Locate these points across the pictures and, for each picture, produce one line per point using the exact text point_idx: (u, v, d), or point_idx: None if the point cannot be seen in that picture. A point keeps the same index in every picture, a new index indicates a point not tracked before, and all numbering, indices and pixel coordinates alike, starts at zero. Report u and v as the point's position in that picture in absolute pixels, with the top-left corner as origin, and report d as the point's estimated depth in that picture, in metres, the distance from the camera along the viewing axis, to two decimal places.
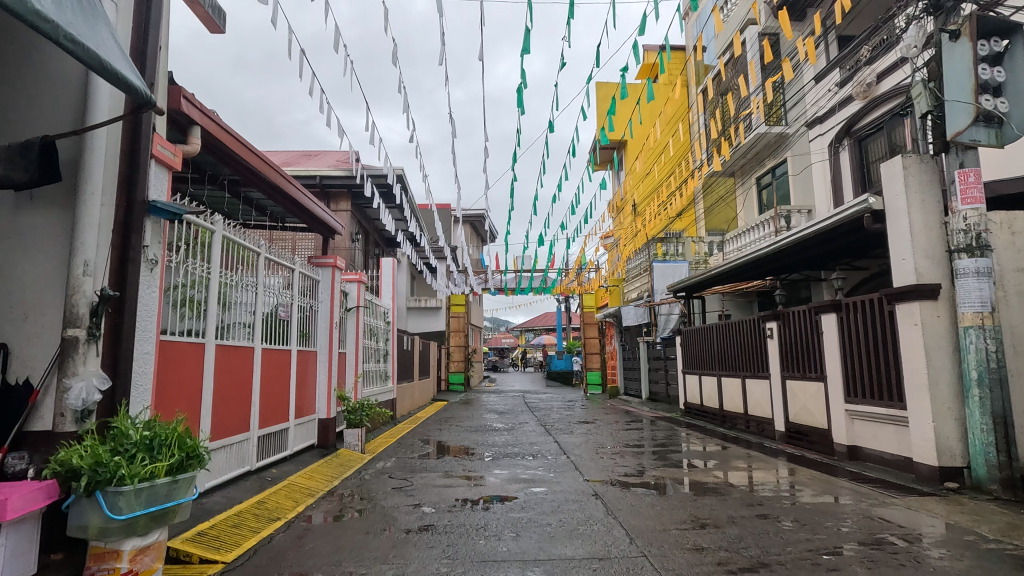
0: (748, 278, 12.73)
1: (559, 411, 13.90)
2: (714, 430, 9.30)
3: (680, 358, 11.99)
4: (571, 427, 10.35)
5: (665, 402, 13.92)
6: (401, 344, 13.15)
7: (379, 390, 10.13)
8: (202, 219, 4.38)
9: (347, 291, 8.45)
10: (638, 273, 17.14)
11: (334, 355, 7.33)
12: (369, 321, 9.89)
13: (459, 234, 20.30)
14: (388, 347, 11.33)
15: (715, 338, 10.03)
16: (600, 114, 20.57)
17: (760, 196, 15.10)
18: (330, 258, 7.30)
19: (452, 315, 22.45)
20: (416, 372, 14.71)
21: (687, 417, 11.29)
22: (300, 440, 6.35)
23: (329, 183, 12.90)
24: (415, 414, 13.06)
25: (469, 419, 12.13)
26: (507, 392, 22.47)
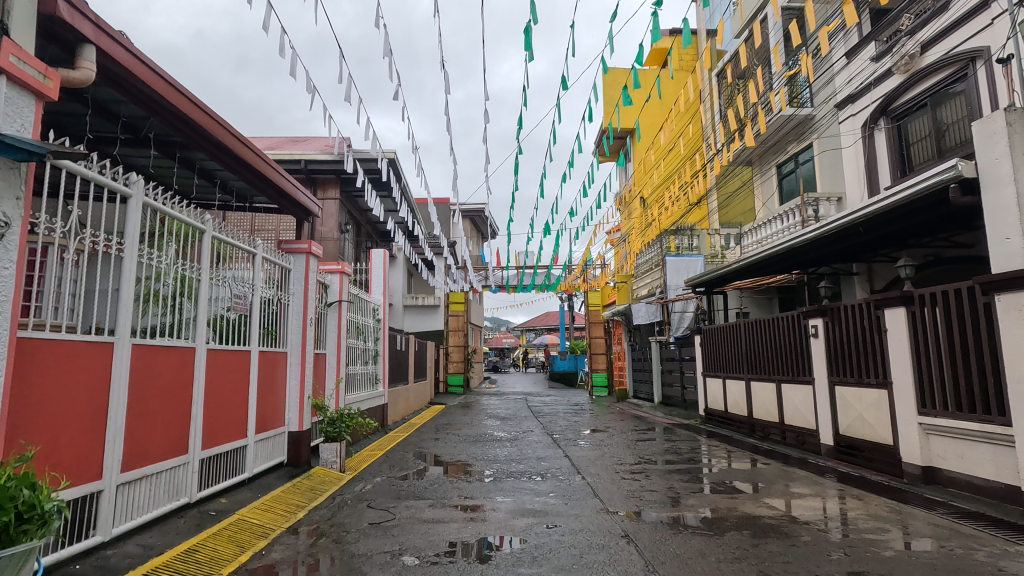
0: (772, 271, 11.69)
1: (566, 416, 12.89)
2: (743, 441, 8.27)
3: (698, 359, 10.93)
4: (580, 436, 9.33)
5: (680, 407, 12.90)
6: (394, 344, 12.12)
7: (367, 395, 9.10)
8: (103, 176, 3.27)
9: (328, 283, 7.40)
10: (649, 268, 16.08)
11: (308, 358, 6.27)
12: (355, 318, 8.84)
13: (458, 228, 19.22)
14: (379, 349, 10.28)
15: (743, 338, 8.97)
16: (608, 102, 19.52)
17: (782, 185, 14.10)
18: (304, 243, 6.25)
19: (450, 313, 21.43)
20: (410, 374, 13.66)
21: (708, 424, 10.26)
22: (262, 458, 5.31)
23: (315, 168, 11.84)
24: (410, 421, 12.04)
25: (468, 426, 11.11)
26: (508, 394, 21.40)
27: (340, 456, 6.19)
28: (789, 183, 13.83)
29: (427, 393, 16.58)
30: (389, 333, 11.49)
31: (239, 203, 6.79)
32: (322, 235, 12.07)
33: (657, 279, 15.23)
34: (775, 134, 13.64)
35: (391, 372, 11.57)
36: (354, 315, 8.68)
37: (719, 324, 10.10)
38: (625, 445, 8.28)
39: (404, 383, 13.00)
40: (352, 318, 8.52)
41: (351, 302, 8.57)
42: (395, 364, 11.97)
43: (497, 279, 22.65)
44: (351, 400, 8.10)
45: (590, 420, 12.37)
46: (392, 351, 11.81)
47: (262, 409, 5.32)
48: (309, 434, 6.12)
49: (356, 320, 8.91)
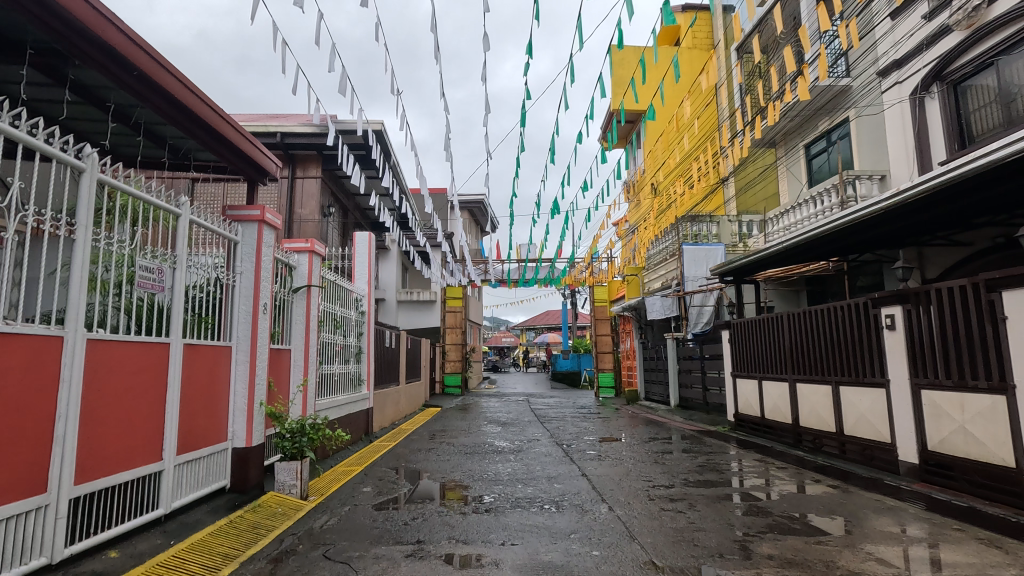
0: (806, 260, 10.42)
1: (574, 421, 11.64)
2: (790, 455, 6.99)
3: (725, 358, 9.67)
4: (594, 445, 8.05)
5: (700, 411, 11.65)
6: (383, 341, 10.84)
7: (346, 399, 7.82)
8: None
9: (292, 264, 6.11)
10: (662, 259, 14.81)
11: (262, 354, 4.99)
12: (330, 307, 7.54)
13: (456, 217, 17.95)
14: (362, 345, 9.00)
15: (786, 332, 7.72)
16: (617, 83, 18.26)
17: (810, 167, 12.87)
18: (256, 209, 4.96)
19: (447, 309, 20.15)
20: (401, 374, 12.39)
21: (738, 432, 8.98)
22: (190, 486, 4.03)
23: (293, 143, 10.55)
24: (399, 427, 10.73)
25: (466, 433, 9.83)
26: (508, 395, 20.13)
27: (301, 478, 4.89)
28: (820, 164, 12.53)
29: (421, 395, 15.30)
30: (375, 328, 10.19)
31: (179, 160, 5.52)
32: (301, 217, 10.79)
33: (673, 270, 13.94)
34: (804, 109, 12.42)
35: (378, 372, 10.28)
36: (329, 304, 7.38)
37: (753, 317, 8.81)
38: (651, 457, 7.00)
39: (394, 385, 11.71)
40: (324, 308, 7.20)
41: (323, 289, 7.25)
42: (382, 364, 10.67)
43: (496, 273, 21.33)
44: (324, 405, 6.81)
45: (601, 425, 11.13)
46: (380, 348, 10.52)
47: (192, 419, 4.06)
48: (260, 450, 4.83)
49: (332, 309, 7.62)
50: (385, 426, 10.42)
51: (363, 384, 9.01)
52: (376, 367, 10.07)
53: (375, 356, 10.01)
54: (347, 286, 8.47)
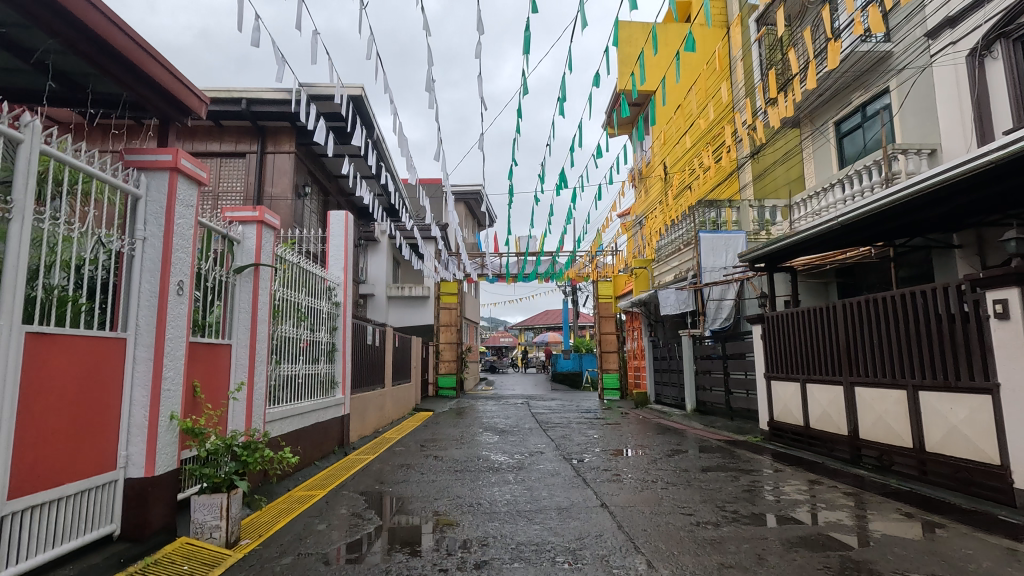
0: (847, 246, 9.13)
1: (581, 428, 10.38)
2: (850, 474, 5.73)
3: (757, 357, 8.39)
4: (609, 459, 6.79)
5: (722, 416, 10.39)
6: (364, 338, 9.56)
7: (312, 406, 6.54)
8: None
9: (233, 238, 4.82)
10: (676, 249, 13.55)
11: (173, 351, 3.67)
12: (290, 296, 6.24)
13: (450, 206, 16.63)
14: (335, 341, 7.75)
15: (841, 326, 6.44)
16: (624, 62, 17.01)
17: (841, 145, 11.61)
18: (167, 153, 3.71)
19: (441, 306, 18.89)
20: (387, 375, 11.11)
21: (775, 444, 7.72)
22: (39, 544, 2.76)
23: (259, 111, 9.12)
24: (383, 436, 9.45)
25: (458, 444, 8.57)
26: (507, 398, 18.87)
27: (227, 517, 3.62)
28: (852, 142, 11.28)
29: (412, 397, 14.04)
30: (355, 322, 8.91)
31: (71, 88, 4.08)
32: (271, 196, 9.50)
33: (688, 263, 12.71)
34: (836, 81, 11.17)
35: (358, 373, 9.01)
36: (286, 292, 6.08)
37: (793, 308, 7.55)
38: (681, 476, 5.74)
39: (378, 387, 10.43)
40: (280, 297, 5.91)
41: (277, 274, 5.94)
42: (364, 364, 9.40)
43: (494, 267, 20.05)
44: (278, 415, 5.52)
45: (611, 433, 9.86)
46: (361, 347, 9.25)
47: (47, 446, 2.80)
48: (170, 480, 3.55)
49: (292, 299, 6.32)
50: (366, 434, 9.13)
51: (336, 387, 7.74)
52: (355, 368, 8.79)
53: (354, 355, 8.74)
54: (316, 271, 7.16)
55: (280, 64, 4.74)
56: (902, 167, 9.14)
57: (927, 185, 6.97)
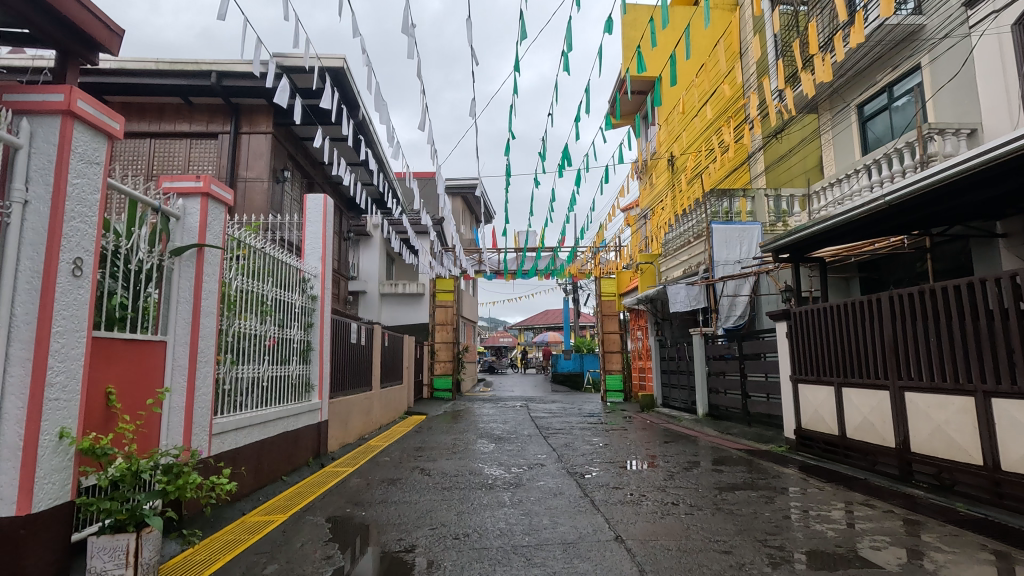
0: (878, 236, 8.26)
1: (585, 434, 9.56)
2: (903, 495, 4.91)
3: (781, 357, 7.55)
4: (619, 472, 5.98)
5: (738, 421, 9.59)
6: (348, 336, 8.73)
7: (277, 414, 5.70)
8: None
9: (170, 214, 3.98)
10: (684, 242, 12.70)
11: (64, 351, 2.80)
12: (247, 286, 5.42)
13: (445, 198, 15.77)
14: (309, 339, 6.93)
15: (887, 322, 5.60)
16: (627, 47, 16.17)
17: (864, 129, 10.78)
18: (59, 92, 2.84)
19: (437, 304, 18.07)
20: (375, 376, 10.28)
21: (803, 455, 6.88)
22: None
23: (230, 85, 8.28)
24: (368, 443, 8.63)
25: (450, 452, 7.75)
26: (505, 400, 18.04)
27: (135, 565, 2.80)
28: (877, 126, 10.45)
29: (404, 400, 13.20)
30: (335, 319, 8.08)
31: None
32: (245, 181, 8.66)
33: (697, 257, 11.90)
34: (859, 59, 10.34)
35: (340, 375, 8.19)
36: (240, 281, 5.25)
37: (824, 303, 6.72)
38: (704, 496, 4.93)
39: (365, 389, 9.59)
40: (234, 286, 5.07)
41: (226, 262, 5.11)
42: (347, 364, 8.56)
43: (492, 263, 19.21)
44: (231, 425, 4.69)
45: (619, 439, 9.05)
46: (344, 345, 8.43)
47: None
48: (58, 518, 2.72)
49: (250, 289, 5.49)
50: (349, 442, 8.30)
51: (311, 391, 6.93)
52: (336, 368, 7.97)
53: (335, 354, 7.92)
54: (284, 260, 6.30)
55: (225, 0, 3.94)
56: (939, 149, 8.33)
57: (948, 179, 6.14)
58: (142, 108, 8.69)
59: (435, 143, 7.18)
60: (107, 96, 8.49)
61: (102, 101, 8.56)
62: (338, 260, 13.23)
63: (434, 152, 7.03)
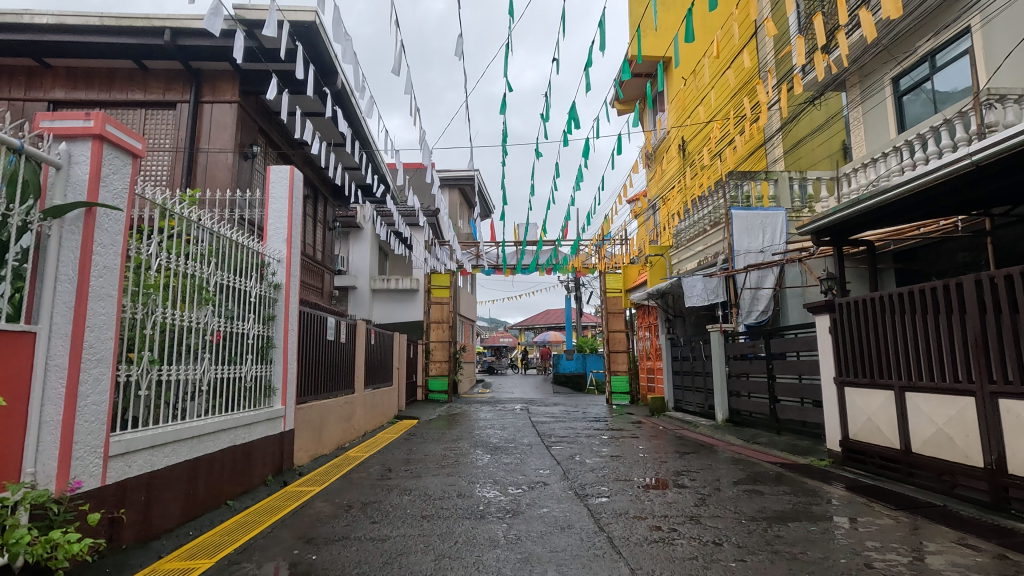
0: (932, 218, 7.14)
1: (592, 441, 8.54)
2: (1005, 530, 3.85)
3: (822, 356, 6.50)
4: (638, 494, 4.95)
5: (762, 429, 8.51)
6: (322, 332, 7.68)
7: (219, 425, 4.65)
8: None
9: (44, 161, 2.94)
10: (699, 231, 11.63)
11: None
12: (178, 268, 4.39)
13: (439, 186, 14.73)
14: (270, 334, 5.91)
15: (970, 312, 4.54)
16: (633, 25, 15.12)
17: (901, 105, 9.75)
18: None
19: (432, 301, 17.05)
20: (359, 377, 9.26)
21: (853, 471, 5.84)
22: None
23: (187, 45, 7.26)
24: (344, 455, 7.56)
25: (438, 464, 6.72)
26: (504, 403, 17.02)
27: None
28: (916, 100, 9.42)
29: (393, 404, 12.16)
30: (305, 312, 7.03)
31: None
32: (207, 156, 7.64)
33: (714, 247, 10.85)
34: (896, 25, 9.32)
35: (312, 377, 7.14)
36: (168, 260, 4.22)
37: (877, 293, 5.67)
38: (751, 532, 3.89)
39: (344, 393, 8.54)
40: (156, 265, 4.03)
41: (148, 236, 4.07)
42: (321, 364, 7.50)
43: (490, 258, 18.15)
44: (145, 440, 3.64)
45: (631, 448, 8.02)
46: (317, 343, 7.37)
47: None
48: None
49: (183, 272, 4.46)
50: (323, 453, 7.25)
51: (272, 396, 5.90)
52: (305, 368, 6.92)
53: (304, 351, 6.87)
54: (230, 237, 5.24)
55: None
56: (998, 119, 7.29)
57: (1013, 143, 5.04)
58: (90, 74, 7.65)
59: (417, 102, 6.14)
60: (48, 60, 7.47)
61: (43, 66, 7.54)
62: (321, 250, 12.21)
63: (414, 112, 5.98)
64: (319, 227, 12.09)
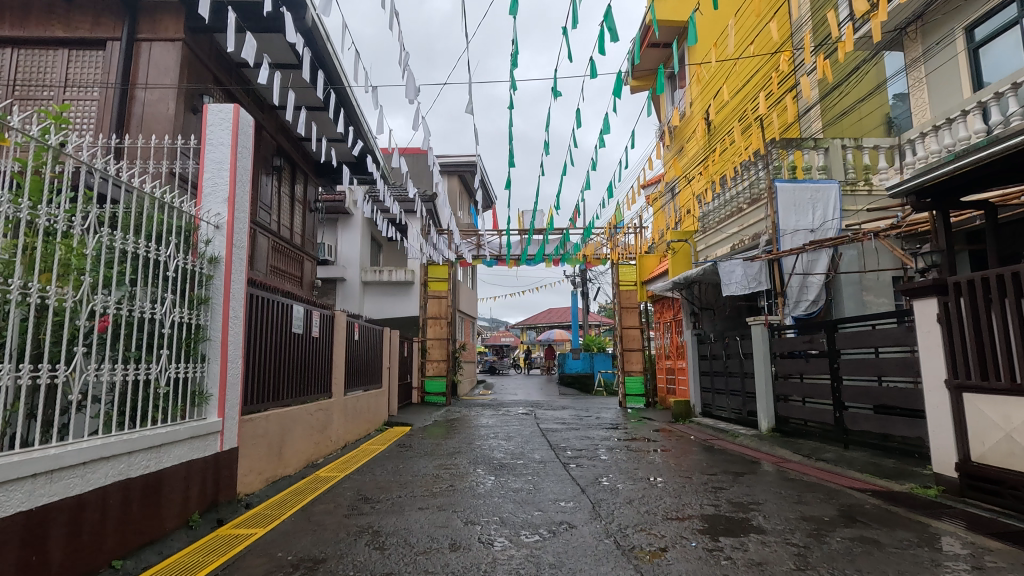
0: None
1: (617, 457, 7.07)
2: None
3: (925, 354, 5.01)
4: (707, 549, 3.47)
5: (824, 443, 7.02)
6: (285, 322, 6.18)
7: (99, 450, 3.16)
8: None
9: None
10: (733, 211, 10.11)
11: None
12: (19, 214, 2.89)
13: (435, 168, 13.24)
14: (203, 323, 4.41)
15: None
16: None
17: (980, 58, 8.24)
18: None
19: (429, 295, 15.57)
20: (337, 379, 7.80)
21: (980, 504, 4.37)
22: None
23: None
24: (312, 477, 6.06)
25: (427, 492, 5.22)
26: (507, 406, 15.54)
27: None
28: (1000, 51, 7.91)
29: (383, 409, 10.69)
30: (259, 294, 5.51)
31: None
32: (144, 106, 6.18)
33: (752, 228, 9.35)
34: None
35: (267, 378, 5.64)
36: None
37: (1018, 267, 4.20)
38: None
39: (314, 399, 7.04)
40: None
41: None
42: (281, 363, 6.00)
43: (493, 247, 16.64)
44: None
45: (668, 464, 6.53)
46: (275, 335, 5.88)
47: None
48: None
49: (35, 224, 2.97)
50: (283, 476, 5.75)
51: (205, 404, 4.39)
52: (256, 367, 5.41)
53: (253, 344, 5.36)
54: (134, 184, 3.75)
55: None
56: None
57: None
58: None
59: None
60: None
61: None
62: (300, 233, 10.74)
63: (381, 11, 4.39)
64: (298, 208, 10.63)
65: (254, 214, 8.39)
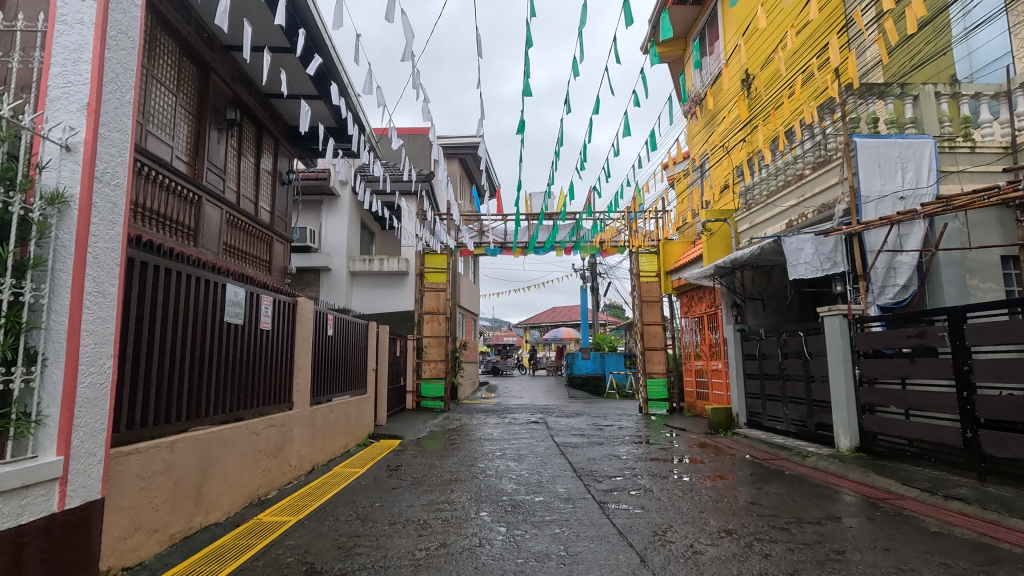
0: None
1: (668, 487, 5.34)
2: None
3: None
4: None
5: (942, 471, 5.29)
6: (210, 307, 4.44)
7: None
8: None
9: None
10: (790, 179, 8.29)
11: None
12: None
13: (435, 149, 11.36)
14: (29, 299, 2.67)
15: None
16: None
17: None
18: None
19: (426, 288, 13.82)
20: (299, 387, 6.05)
21: None
22: None
23: None
24: (251, 525, 4.34)
25: (409, 560, 3.49)
26: (514, 412, 13.79)
27: None
28: None
29: (369, 419, 9.01)
30: (158, 262, 3.75)
31: None
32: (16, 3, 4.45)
33: (816, 198, 7.59)
34: None
35: (172, 388, 3.89)
36: None
37: None
38: None
39: (262, 410, 5.30)
40: None
41: None
42: (199, 365, 4.25)
43: (496, 234, 14.83)
44: None
45: (741, 500, 4.81)
46: (189, 324, 4.12)
47: None
48: None
49: None
50: (204, 525, 4.01)
51: (34, 432, 2.67)
52: (148, 369, 3.64)
53: (143, 335, 3.60)
54: None
55: None
56: None
57: None
58: None
59: None
60: None
61: None
62: (270, 209, 9.05)
63: None
64: (266, 179, 8.92)
65: (197, 176, 6.71)
